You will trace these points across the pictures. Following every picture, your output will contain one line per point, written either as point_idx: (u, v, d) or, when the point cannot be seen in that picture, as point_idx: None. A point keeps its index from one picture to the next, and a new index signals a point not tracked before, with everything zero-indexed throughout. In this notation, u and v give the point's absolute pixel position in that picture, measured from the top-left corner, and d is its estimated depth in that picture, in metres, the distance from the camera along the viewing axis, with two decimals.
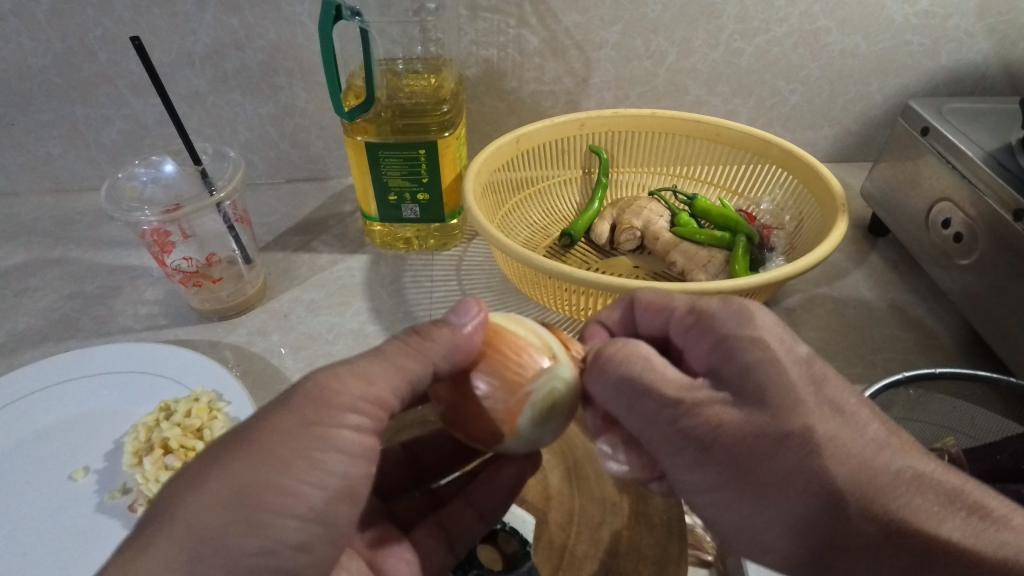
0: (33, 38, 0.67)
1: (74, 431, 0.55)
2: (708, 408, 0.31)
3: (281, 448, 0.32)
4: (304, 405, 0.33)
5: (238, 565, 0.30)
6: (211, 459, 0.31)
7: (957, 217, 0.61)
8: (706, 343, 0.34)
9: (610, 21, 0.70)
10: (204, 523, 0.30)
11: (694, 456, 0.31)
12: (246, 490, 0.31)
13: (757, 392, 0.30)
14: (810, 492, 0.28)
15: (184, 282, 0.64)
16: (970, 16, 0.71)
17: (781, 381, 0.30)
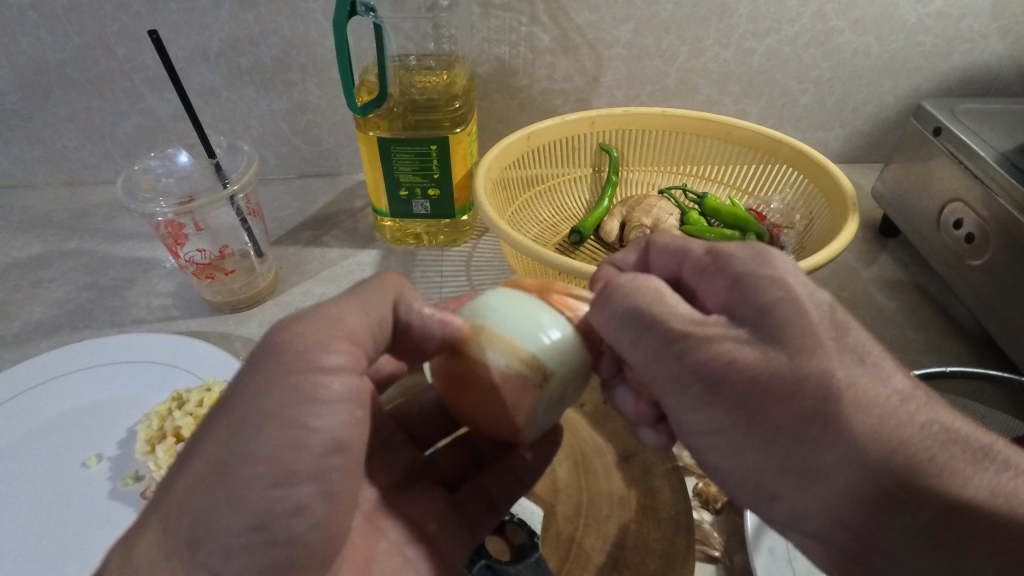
0: (51, 33, 0.68)
1: (87, 419, 0.56)
2: (718, 345, 0.30)
3: (254, 393, 0.32)
4: (278, 352, 0.33)
5: (254, 507, 0.32)
6: (209, 414, 0.33)
7: (969, 217, 0.61)
8: (721, 281, 0.33)
9: (621, 19, 0.70)
10: (203, 470, 0.31)
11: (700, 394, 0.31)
12: (234, 438, 0.31)
13: (773, 333, 0.30)
14: (827, 439, 0.28)
15: (196, 274, 0.64)
16: (984, 17, 0.71)
17: (801, 324, 0.29)
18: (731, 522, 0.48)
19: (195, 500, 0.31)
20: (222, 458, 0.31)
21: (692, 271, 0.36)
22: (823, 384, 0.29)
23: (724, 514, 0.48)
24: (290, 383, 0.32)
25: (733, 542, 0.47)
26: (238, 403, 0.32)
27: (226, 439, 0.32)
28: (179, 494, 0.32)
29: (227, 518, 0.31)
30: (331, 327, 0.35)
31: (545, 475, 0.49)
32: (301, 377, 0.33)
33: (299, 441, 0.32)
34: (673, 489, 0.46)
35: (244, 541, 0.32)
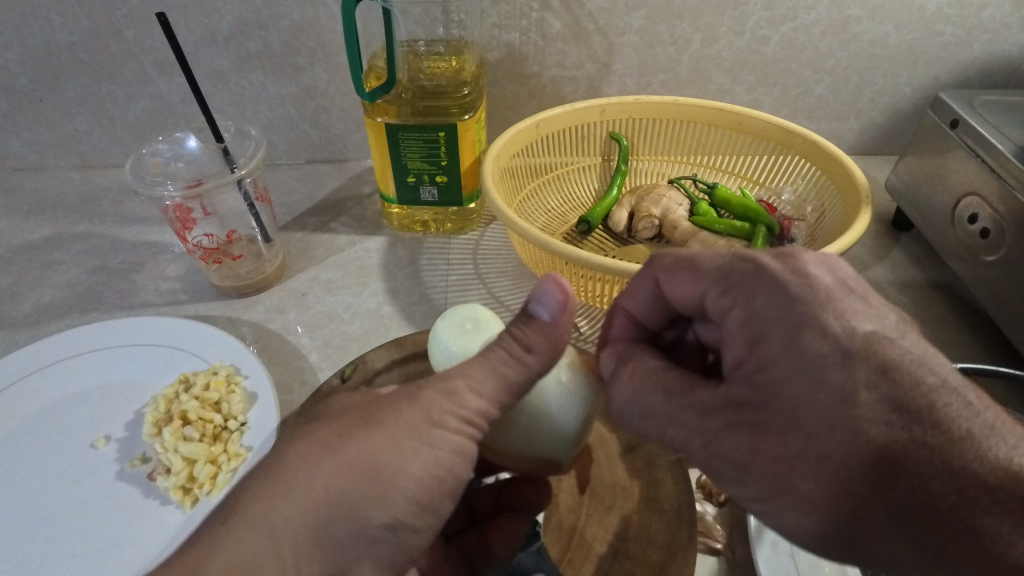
0: (61, 14, 0.68)
1: (97, 400, 0.56)
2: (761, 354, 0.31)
3: (376, 422, 0.33)
4: (432, 399, 0.34)
5: (362, 531, 0.32)
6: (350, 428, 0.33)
7: (984, 212, 0.60)
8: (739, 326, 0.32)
9: (634, 5, 0.69)
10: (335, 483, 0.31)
11: (739, 447, 0.30)
12: (376, 467, 0.32)
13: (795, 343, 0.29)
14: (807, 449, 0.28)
15: (203, 259, 0.65)
16: (1006, 7, 0.69)
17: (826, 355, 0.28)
18: (733, 515, 0.48)
19: (313, 510, 0.31)
20: (329, 472, 0.32)
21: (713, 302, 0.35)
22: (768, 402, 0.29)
23: (727, 507, 0.48)
24: (419, 425, 0.33)
25: (735, 535, 0.47)
26: (359, 421, 0.33)
27: (342, 449, 0.32)
28: (256, 483, 0.32)
29: (326, 519, 0.32)
30: (453, 387, 0.34)
31: None
32: (437, 427, 0.34)
33: (410, 477, 0.33)
34: (676, 481, 0.46)
35: (349, 553, 0.33)
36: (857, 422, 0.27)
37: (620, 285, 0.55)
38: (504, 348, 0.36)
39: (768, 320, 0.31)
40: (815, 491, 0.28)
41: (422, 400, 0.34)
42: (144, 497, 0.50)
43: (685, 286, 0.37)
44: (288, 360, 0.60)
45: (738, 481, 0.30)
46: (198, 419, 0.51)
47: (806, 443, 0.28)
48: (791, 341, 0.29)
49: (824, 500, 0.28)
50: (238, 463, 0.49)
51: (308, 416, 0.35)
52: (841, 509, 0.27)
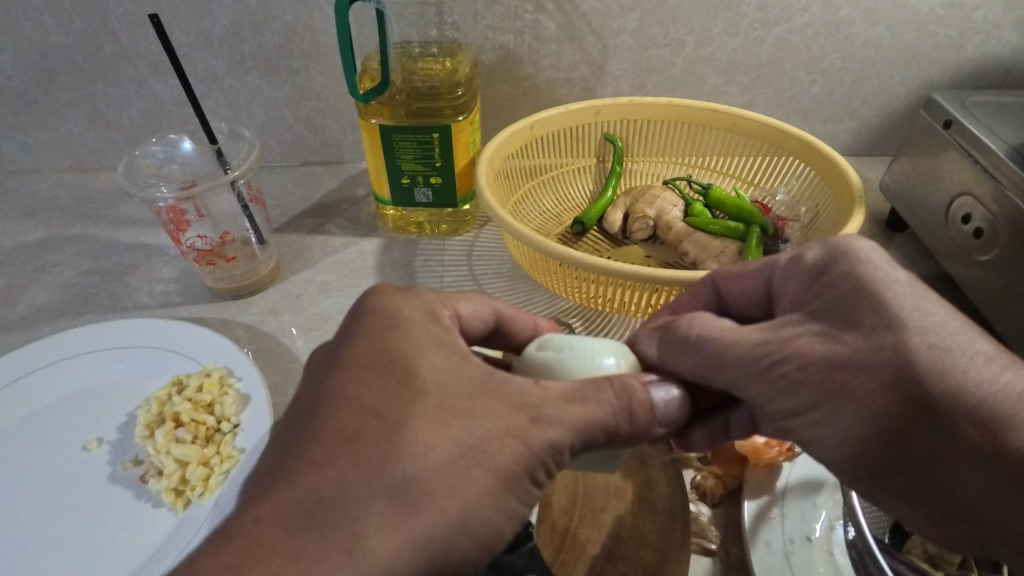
0: (55, 17, 0.68)
1: (89, 403, 0.56)
2: (797, 340, 0.33)
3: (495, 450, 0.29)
4: (541, 449, 0.31)
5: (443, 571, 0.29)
6: (446, 475, 0.28)
7: (978, 212, 0.60)
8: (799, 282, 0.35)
9: (628, 7, 0.69)
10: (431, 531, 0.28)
11: (783, 383, 0.33)
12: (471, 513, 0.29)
13: (845, 316, 0.32)
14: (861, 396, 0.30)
15: (197, 261, 0.64)
16: (999, 8, 0.69)
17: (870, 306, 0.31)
18: (727, 515, 0.48)
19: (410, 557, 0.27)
20: (447, 514, 0.28)
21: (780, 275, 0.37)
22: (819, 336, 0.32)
23: (721, 507, 0.48)
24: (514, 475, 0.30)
25: (728, 536, 0.46)
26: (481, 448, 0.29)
27: (463, 490, 0.28)
28: (353, 490, 0.27)
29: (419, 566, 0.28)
30: (557, 441, 0.31)
31: None
32: (529, 479, 0.31)
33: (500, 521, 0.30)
34: (669, 482, 0.46)
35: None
36: (901, 348, 0.30)
37: (615, 286, 0.55)
38: (616, 405, 0.33)
39: (830, 266, 0.34)
40: (849, 412, 0.31)
41: (541, 441, 0.30)
42: (135, 499, 0.49)
43: (750, 280, 0.40)
44: (281, 362, 0.60)
45: (787, 397, 0.33)
46: (191, 422, 0.51)
47: (856, 367, 0.30)
48: (847, 287, 0.32)
49: (861, 420, 0.30)
50: (230, 466, 0.49)
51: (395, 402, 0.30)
52: (876, 431, 0.30)
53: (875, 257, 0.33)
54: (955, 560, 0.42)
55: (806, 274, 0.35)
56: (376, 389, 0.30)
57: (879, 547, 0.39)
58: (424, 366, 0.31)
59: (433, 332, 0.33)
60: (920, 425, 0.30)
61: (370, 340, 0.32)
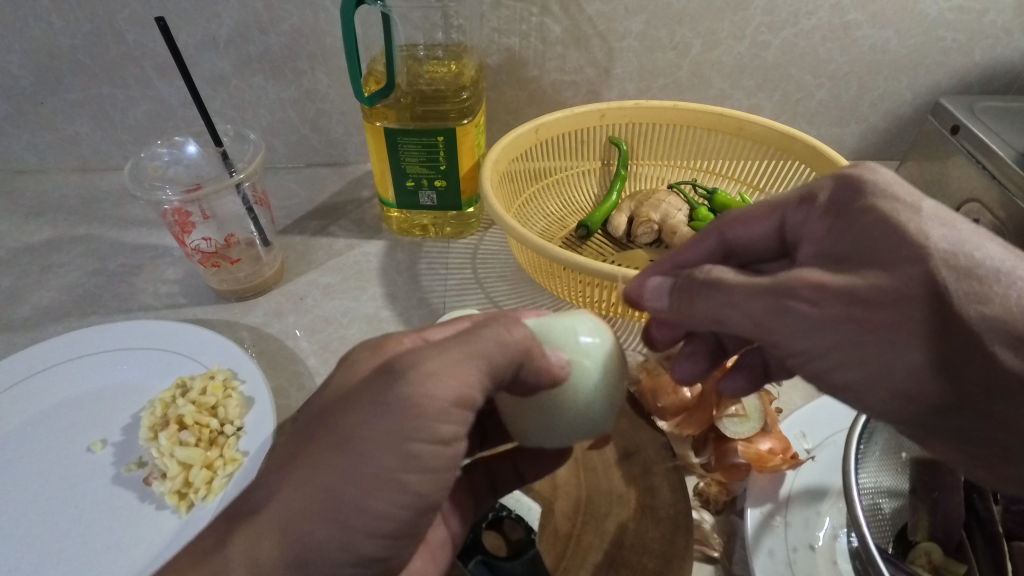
0: (62, 18, 0.68)
1: (94, 404, 0.56)
2: (806, 273, 0.31)
3: (420, 406, 0.29)
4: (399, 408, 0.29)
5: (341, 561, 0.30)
6: (312, 463, 0.29)
7: (985, 219, 0.60)
8: (821, 224, 0.34)
9: (634, 10, 0.69)
10: (291, 506, 0.29)
11: (815, 310, 0.31)
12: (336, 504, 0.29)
13: (866, 256, 0.31)
14: (904, 324, 0.29)
15: (202, 263, 0.64)
16: (1008, 12, 0.69)
17: (892, 233, 0.31)
18: (730, 523, 0.47)
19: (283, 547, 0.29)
20: (310, 497, 0.29)
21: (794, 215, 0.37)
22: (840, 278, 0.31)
23: (724, 515, 0.48)
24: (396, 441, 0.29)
25: (732, 543, 0.46)
26: (397, 409, 0.29)
27: (321, 474, 0.29)
28: (335, 489, 0.29)
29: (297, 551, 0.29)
30: (431, 373, 0.30)
31: (544, 473, 0.48)
32: (412, 440, 0.29)
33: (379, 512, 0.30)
34: (672, 489, 0.46)
35: None
36: (925, 275, 0.29)
37: (619, 291, 0.55)
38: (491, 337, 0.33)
39: (849, 204, 0.34)
40: (890, 345, 0.29)
41: (403, 393, 0.29)
42: (139, 501, 0.50)
43: (761, 226, 0.40)
44: (285, 364, 0.60)
45: (807, 334, 0.31)
46: (195, 424, 0.51)
47: (893, 299, 0.29)
48: (870, 221, 0.32)
49: (905, 355, 0.29)
50: (233, 468, 0.49)
51: (329, 409, 0.30)
52: (935, 362, 0.28)
53: (895, 187, 0.33)
54: (960, 571, 0.42)
55: (827, 214, 0.34)
56: (316, 407, 0.32)
57: (884, 556, 0.39)
58: (336, 382, 0.33)
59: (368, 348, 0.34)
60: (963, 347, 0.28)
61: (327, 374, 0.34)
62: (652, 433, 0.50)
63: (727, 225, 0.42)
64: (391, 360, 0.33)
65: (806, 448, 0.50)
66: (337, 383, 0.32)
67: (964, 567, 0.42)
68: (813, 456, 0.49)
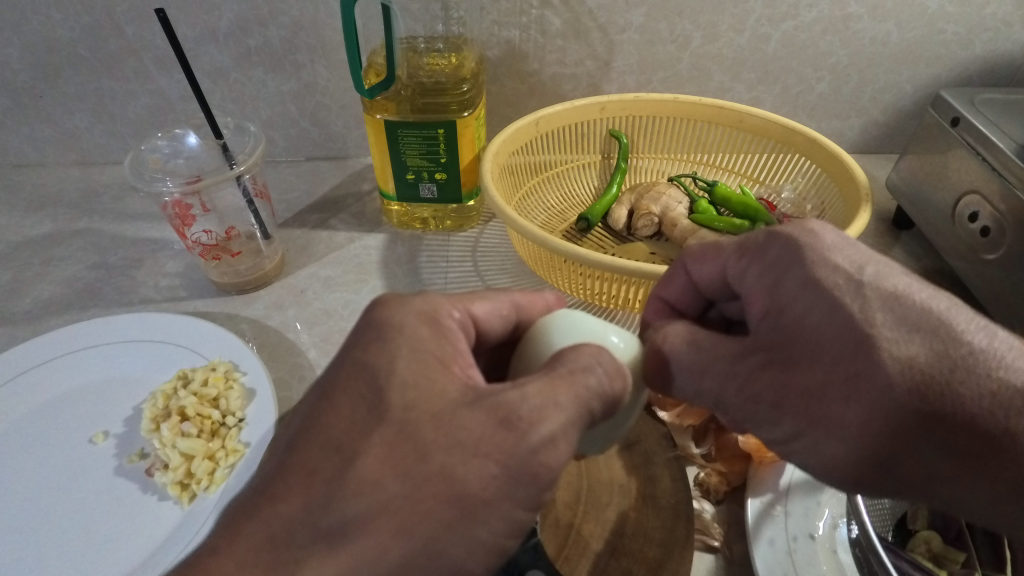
0: (61, 11, 0.68)
1: (95, 396, 0.56)
2: (763, 363, 0.33)
3: (538, 475, 0.29)
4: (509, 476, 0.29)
5: None
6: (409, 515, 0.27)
7: (985, 211, 0.60)
8: (760, 287, 0.35)
9: (634, 3, 0.69)
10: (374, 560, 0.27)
11: (771, 411, 0.33)
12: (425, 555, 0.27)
13: (807, 343, 0.32)
14: (848, 428, 0.30)
15: (202, 255, 0.65)
16: (1008, 5, 0.69)
17: (836, 321, 0.31)
18: (731, 512, 0.48)
19: None
20: (391, 552, 0.27)
21: (734, 273, 0.38)
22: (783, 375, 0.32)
23: (725, 505, 0.48)
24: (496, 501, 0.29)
25: (732, 533, 0.47)
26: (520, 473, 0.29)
27: (410, 528, 0.27)
28: (440, 550, 0.28)
29: None
30: (551, 437, 0.29)
31: None
32: (509, 505, 0.29)
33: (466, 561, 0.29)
34: (673, 479, 0.46)
35: None
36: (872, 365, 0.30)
37: (619, 283, 0.55)
38: (601, 378, 0.33)
39: (784, 279, 0.34)
40: (836, 442, 0.31)
41: (522, 454, 0.29)
42: (141, 492, 0.50)
43: (713, 268, 0.40)
44: (286, 356, 0.60)
45: (771, 425, 0.33)
46: (197, 415, 0.51)
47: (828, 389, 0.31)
48: (805, 303, 0.32)
49: (846, 453, 0.31)
50: (235, 460, 0.49)
51: (436, 450, 0.28)
52: (871, 454, 0.30)
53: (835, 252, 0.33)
54: (960, 559, 0.42)
55: (768, 274, 0.35)
56: (377, 409, 0.30)
57: (884, 545, 0.39)
58: (396, 382, 0.30)
59: (417, 338, 0.32)
60: (917, 438, 0.30)
61: (351, 355, 0.32)
62: (653, 424, 0.50)
63: (690, 261, 0.42)
64: (448, 357, 0.32)
65: None
66: (364, 376, 0.31)
67: (963, 555, 0.42)
68: None
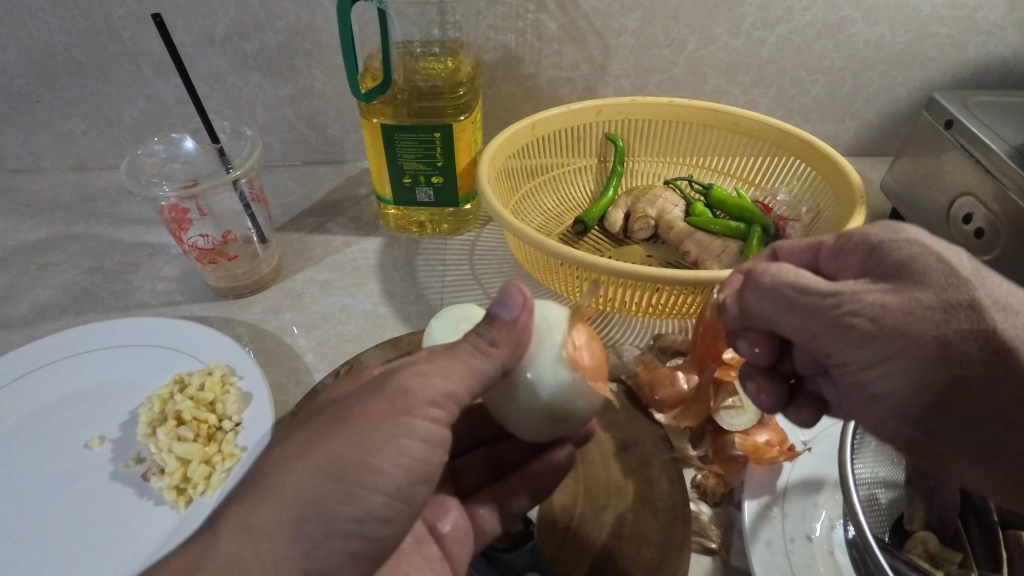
0: (58, 16, 0.68)
1: (91, 401, 0.56)
2: (867, 295, 0.31)
3: (412, 391, 0.32)
4: (389, 395, 0.32)
5: (335, 529, 0.31)
6: (312, 436, 0.31)
7: (979, 212, 0.60)
8: (857, 256, 0.34)
9: (630, 7, 0.70)
10: (286, 486, 0.30)
11: (861, 336, 0.31)
12: (342, 468, 0.31)
13: (919, 280, 0.30)
14: (940, 364, 0.30)
15: (199, 259, 0.64)
16: (1001, 8, 0.69)
17: (943, 273, 0.30)
18: (728, 514, 0.48)
19: (278, 514, 0.30)
20: (299, 473, 0.31)
21: (827, 254, 0.36)
22: (886, 303, 0.30)
23: (722, 506, 0.48)
24: (388, 415, 0.32)
25: (730, 535, 0.47)
26: (394, 396, 0.32)
27: (309, 452, 0.31)
28: (350, 462, 0.31)
29: (298, 523, 0.30)
30: (419, 370, 0.33)
31: None
32: (405, 416, 0.32)
33: (379, 473, 0.32)
34: (670, 481, 0.46)
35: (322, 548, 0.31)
36: (980, 310, 0.30)
37: (616, 286, 0.55)
38: (471, 339, 0.35)
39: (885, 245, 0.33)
40: (904, 370, 0.30)
41: (392, 381, 0.33)
42: (137, 497, 0.50)
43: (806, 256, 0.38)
44: (283, 360, 0.60)
45: (857, 349, 0.32)
46: (193, 420, 0.51)
47: (928, 318, 0.30)
48: (912, 256, 0.31)
49: (918, 386, 0.30)
50: (232, 464, 0.49)
51: (335, 404, 0.33)
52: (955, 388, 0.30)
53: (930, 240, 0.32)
54: (957, 559, 0.42)
55: (864, 249, 0.34)
56: (306, 409, 0.35)
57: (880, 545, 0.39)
58: (322, 393, 0.36)
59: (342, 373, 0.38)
60: (983, 384, 0.30)
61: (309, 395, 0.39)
62: (649, 427, 0.50)
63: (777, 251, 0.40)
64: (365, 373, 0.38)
65: (803, 440, 0.50)
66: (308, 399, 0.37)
67: (960, 556, 0.42)
68: (809, 448, 0.49)
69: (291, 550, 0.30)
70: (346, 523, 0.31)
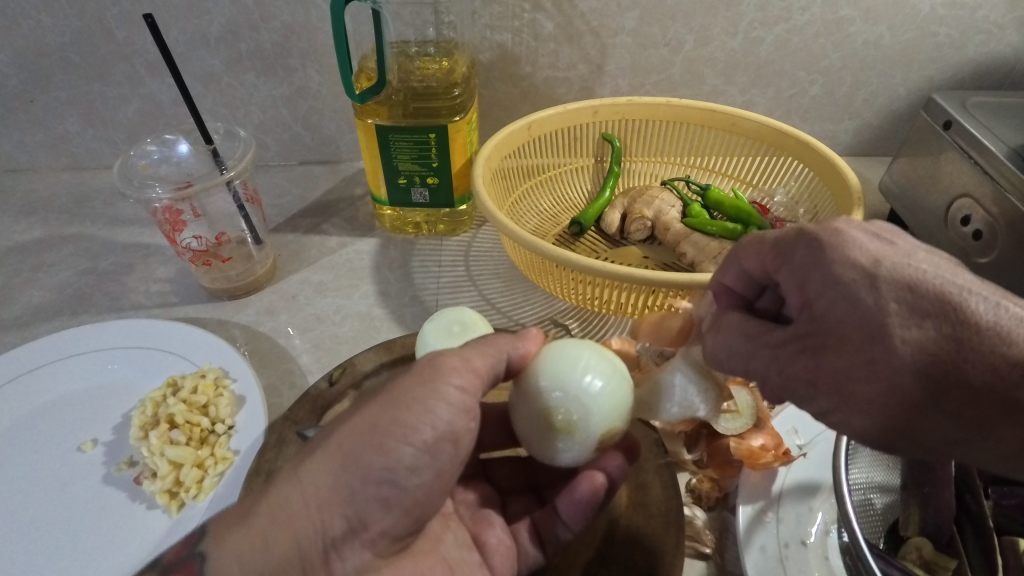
0: (51, 15, 0.68)
1: (84, 404, 0.56)
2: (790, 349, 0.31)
3: (441, 363, 0.35)
4: (421, 365, 0.35)
5: (370, 480, 0.32)
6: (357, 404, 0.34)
7: (978, 214, 0.60)
8: (792, 283, 0.32)
9: (627, 6, 0.69)
10: (328, 440, 0.32)
11: (804, 390, 0.31)
12: (376, 422, 0.32)
13: (841, 324, 0.28)
14: (891, 403, 0.27)
15: (193, 261, 0.64)
16: (1001, 8, 0.69)
17: (862, 310, 0.28)
18: (722, 519, 0.48)
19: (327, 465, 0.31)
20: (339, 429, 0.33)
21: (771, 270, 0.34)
22: (824, 357, 0.29)
23: (716, 511, 0.48)
24: (415, 381, 0.34)
25: (723, 540, 0.46)
26: (423, 369, 0.35)
27: (353, 413, 0.33)
28: (385, 415, 0.33)
29: (339, 474, 0.31)
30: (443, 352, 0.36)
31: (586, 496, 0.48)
32: (430, 381, 0.34)
33: (410, 427, 0.33)
34: (664, 485, 0.46)
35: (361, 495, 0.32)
36: (892, 346, 0.26)
37: (612, 288, 0.55)
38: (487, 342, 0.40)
39: (814, 268, 0.30)
40: (864, 418, 0.28)
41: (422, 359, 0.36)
42: (129, 501, 0.49)
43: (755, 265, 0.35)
44: (277, 362, 0.60)
45: (809, 402, 0.31)
46: (185, 423, 0.51)
47: (852, 366, 0.28)
48: (836, 289, 0.29)
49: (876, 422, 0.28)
50: (225, 467, 0.49)
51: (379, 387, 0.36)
52: (900, 425, 0.27)
53: (862, 250, 0.29)
54: (951, 566, 0.42)
55: (797, 278, 0.31)
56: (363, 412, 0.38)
57: (873, 552, 0.39)
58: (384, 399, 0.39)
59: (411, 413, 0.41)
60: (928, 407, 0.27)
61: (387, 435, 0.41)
62: (643, 432, 0.50)
63: (740, 254, 0.37)
64: None
65: (798, 444, 0.50)
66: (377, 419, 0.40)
67: (954, 563, 0.42)
68: (803, 453, 0.49)
69: (333, 496, 0.31)
70: (379, 472, 0.32)
